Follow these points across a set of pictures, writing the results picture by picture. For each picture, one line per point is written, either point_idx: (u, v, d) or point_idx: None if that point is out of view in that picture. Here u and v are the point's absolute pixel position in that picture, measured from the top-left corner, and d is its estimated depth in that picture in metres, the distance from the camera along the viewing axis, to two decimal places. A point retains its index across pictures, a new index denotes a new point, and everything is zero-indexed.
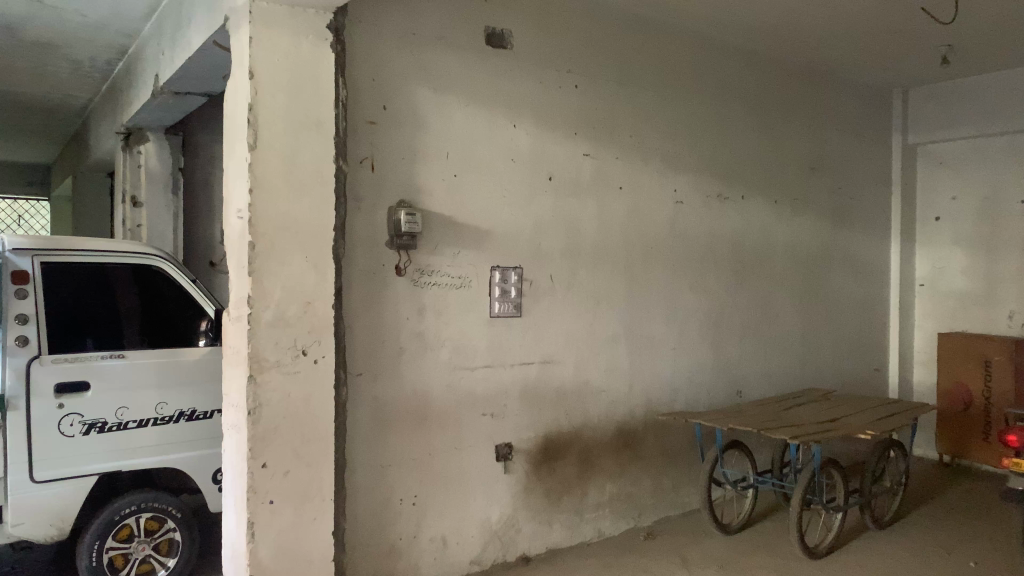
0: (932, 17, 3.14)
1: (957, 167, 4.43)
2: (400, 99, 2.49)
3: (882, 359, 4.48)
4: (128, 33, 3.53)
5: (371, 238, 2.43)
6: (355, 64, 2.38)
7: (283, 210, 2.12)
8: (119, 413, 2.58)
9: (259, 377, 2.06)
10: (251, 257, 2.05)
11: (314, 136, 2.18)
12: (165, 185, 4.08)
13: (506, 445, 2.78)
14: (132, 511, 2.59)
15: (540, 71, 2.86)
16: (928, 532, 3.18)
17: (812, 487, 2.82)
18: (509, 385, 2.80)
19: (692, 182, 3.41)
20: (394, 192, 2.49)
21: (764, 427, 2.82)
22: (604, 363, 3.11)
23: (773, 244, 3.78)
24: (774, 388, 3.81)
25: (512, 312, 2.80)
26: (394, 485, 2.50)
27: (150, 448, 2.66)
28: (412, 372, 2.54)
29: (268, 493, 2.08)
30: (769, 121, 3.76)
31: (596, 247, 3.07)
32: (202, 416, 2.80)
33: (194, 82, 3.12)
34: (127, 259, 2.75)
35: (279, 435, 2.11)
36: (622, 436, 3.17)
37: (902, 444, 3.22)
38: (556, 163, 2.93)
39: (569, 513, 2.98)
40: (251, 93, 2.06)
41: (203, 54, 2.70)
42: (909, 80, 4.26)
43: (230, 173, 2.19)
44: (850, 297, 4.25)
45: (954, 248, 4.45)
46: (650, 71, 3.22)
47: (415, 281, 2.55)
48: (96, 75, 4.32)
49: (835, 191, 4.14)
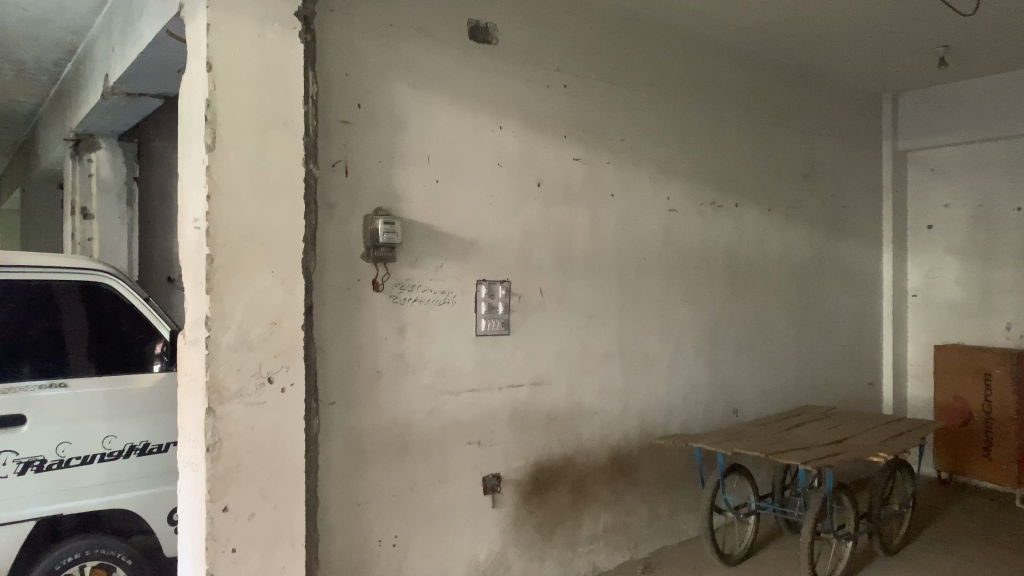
0: (952, 12, 3.01)
1: (949, 174, 4.39)
2: (377, 98, 2.28)
3: (875, 372, 4.37)
4: (76, 29, 3.24)
5: (346, 250, 2.20)
6: (326, 57, 2.16)
7: (246, 219, 1.88)
8: (60, 449, 2.28)
9: (218, 410, 1.81)
10: (208, 273, 1.81)
11: (280, 135, 1.94)
12: (119, 195, 3.83)
13: (494, 476, 2.56)
14: (75, 560, 2.28)
15: (527, 70, 2.67)
16: (939, 559, 3.06)
17: (821, 513, 2.68)
18: (498, 409, 2.58)
19: (688, 190, 3.26)
20: (371, 199, 2.27)
21: (772, 451, 2.65)
22: (598, 382, 2.91)
23: (769, 254, 3.65)
24: (771, 404, 3.66)
25: (500, 329, 2.59)
26: (373, 524, 2.25)
27: (97, 488, 2.35)
28: (392, 398, 2.31)
29: (230, 541, 1.83)
30: (764, 126, 3.64)
31: (588, 259, 2.88)
32: (157, 449, 2.49)
33: (148, 81, 2.85)
34: (72, 275, 2.46)
35: (243, 475, 1.86)
36: (616, 461, 2.97)
37: (910, 465, 3.11)
38: (545, 168, 2.74)
39: (563, 547, 2.76)
40: (209, 88, 1.82)
41: (157, 49, 2.45)
42: (901, 83, 4.19)
43: (186, 177, 1.95)
44: (844, 309, 4.13)
45: (947, 257, 4.40)
46: (642, 72, 3.07)
47: (394, 296, 2.32)
48: (43, 78, 4.01)
49: (829, 199, 4.03)
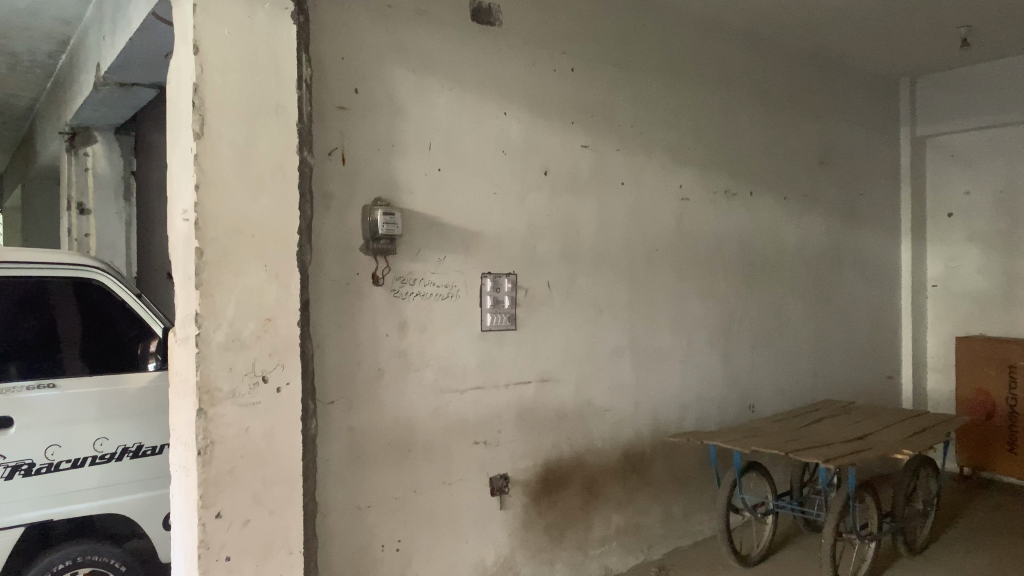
0: None
1: (971, 160, 4.25)
2: (374, 83, 2.17)
3: (894, 366, 4.25)
4: (66, 19, 3.15)
5: (343, 243, 2.10)
6: (320, 40, 2.05)
7: (238, 210, 1.78)
8: (49, 453, 2.19)
9: (210, 412, 1.72)
10: (197, 268, 1.71)
11: (272, 121, 1.84)
12: (116, 191, 3.75)
13: (502, 477, 2.46)
14: (68, 566, 2.19)
15: (531, 53, 2.56)
16: (965, 558, 2.96)
17: (843, 514, 2.58)
18: (504, 408, 2.48)
19: (700, 178, 3.14)
20: (370, 190, 2.16)
21: (791, 448, 2.54)
22: (609, 379, 2.80)
23: (784, 244, 3.53)
24: (788, 400, 3.55)
25: (506, 324, 2.48)
26: (374, 529, 2.16)
27: (90, 492, 2.26)
28: (394, 397, 2.21)
29: (224, 549, 1.74)
30: (779, 112, 3.51)
31: (597, 251, 2.77)
32: (150, 451, 2.40)
33: (139, 71, 2.76)
34: (62, 271, 2.37)
35: (236, 480, 1.76)
36: (628, 460, 2.86)
37: (933, 462, 3.01)
38: (551, 156, 2.63)
39: (573, 550, 2.66)
40: (197, 71, 1.72)
41: (146, 34, 2.35)
42: (920, 66, 4.05)
43: (174, 167, 1.85)
44: (861, 301, 4.00)
45: (967, 246, 4.26)
46: (652, 55, 2.95)
47: (395, 291, 2.21)
48: (38, 71, 3.92)
49: (846, 186, 3.90)
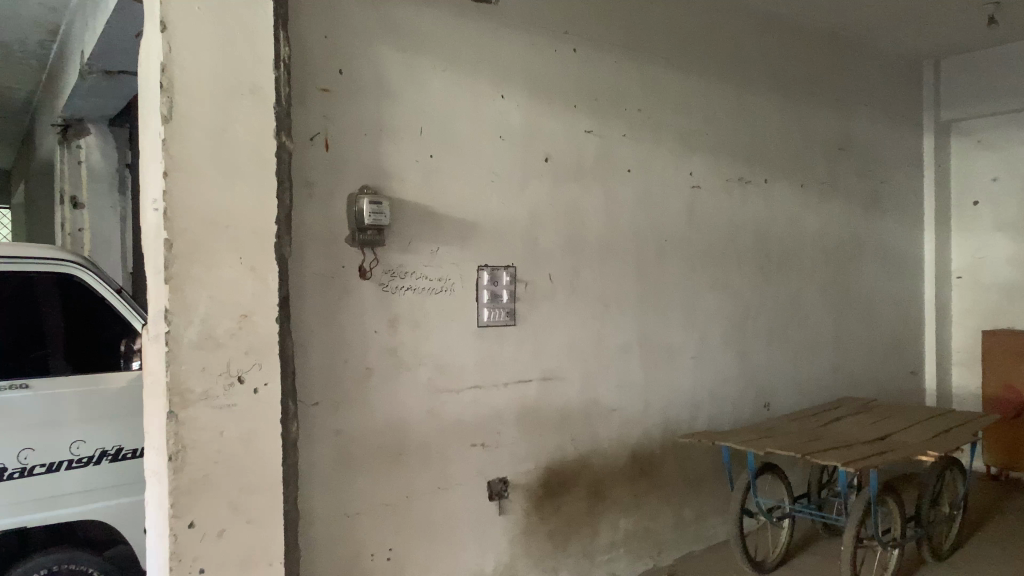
0: None
1: (998, 145, 4.04)
2: (361, 63, 2.04)
3: (918, 361, 4.07)
4: (53, 7, 3.05)
5: (328, 234, 1.97)
6: (302, 17, 1.92)
7: (209, 199, 1.65)
8: (22, 457, 2.08)
9: (181, 415, 1.60)
10: (166, 261, 1.59)
11: (247, 103, 1.71)
12: (111, 184, 3.66)
13: (501, 481, 2.33)
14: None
15: (531, 32, 2.41)
16: (995, 565, 2.79)
17: (864, 518, 2.42)
18: (504, 408, 2.35)
19: (711, 166, 2.98)
20: (356, 178, 2.03)
21: (809, 450, 2.38)
22: (616, 377, 2.66)
23: (803, 234, 3.36)
24: (806, 398, 3.39)
25: (505, 320, 2.35)
26: (364, 537, 2.04)
27: (67, 498, 2.16)
28: (384, 399, 2.08)
29: (198, 561, 1.63)
30: (796, 95, 3.33)
31: (602, 243, 2.62)
32: (130, 454, 2.29)
33: (123, 56, 2.64)
34: (40, 266, 2.25)
35: (211, 488, 1.64)
36: (637, 462, 2.72)
37: (961, 463, 2.84)
38: (552, 142, 2.48)
39: (579, 557, 2.53)
40: (163, 50, 1.59)
41: (123, 16, 2.23)
42: (944, 46, 3.85)
43: (145, 153, 1.73)
44: (883, 294, 3.82)
45: (996, 235, 4.05)
46: (661, 35, 2.79)
47: (384, 284, 2.08)
48: (33, 62, 3.83)
49: (866, 173, 3.72)
